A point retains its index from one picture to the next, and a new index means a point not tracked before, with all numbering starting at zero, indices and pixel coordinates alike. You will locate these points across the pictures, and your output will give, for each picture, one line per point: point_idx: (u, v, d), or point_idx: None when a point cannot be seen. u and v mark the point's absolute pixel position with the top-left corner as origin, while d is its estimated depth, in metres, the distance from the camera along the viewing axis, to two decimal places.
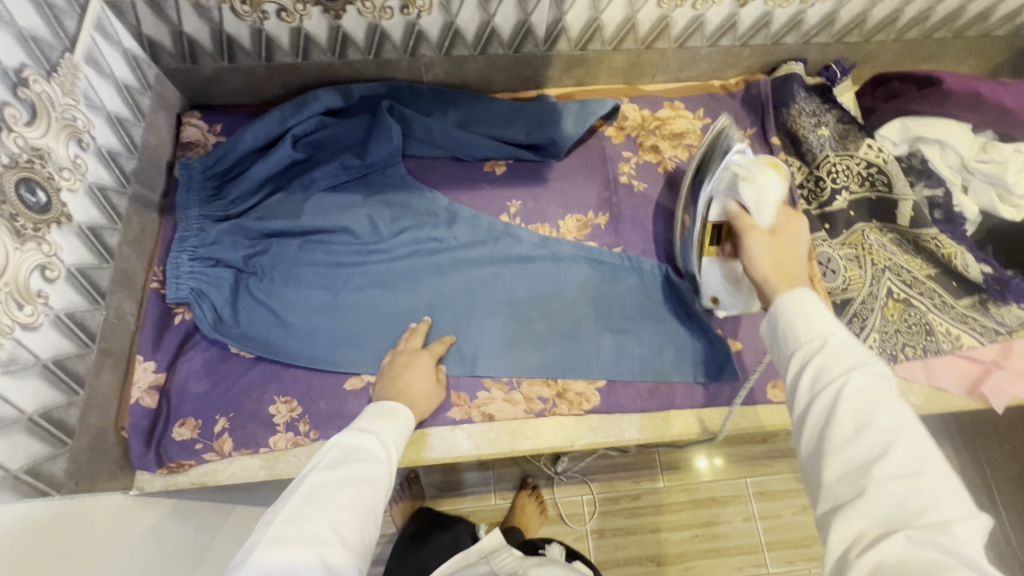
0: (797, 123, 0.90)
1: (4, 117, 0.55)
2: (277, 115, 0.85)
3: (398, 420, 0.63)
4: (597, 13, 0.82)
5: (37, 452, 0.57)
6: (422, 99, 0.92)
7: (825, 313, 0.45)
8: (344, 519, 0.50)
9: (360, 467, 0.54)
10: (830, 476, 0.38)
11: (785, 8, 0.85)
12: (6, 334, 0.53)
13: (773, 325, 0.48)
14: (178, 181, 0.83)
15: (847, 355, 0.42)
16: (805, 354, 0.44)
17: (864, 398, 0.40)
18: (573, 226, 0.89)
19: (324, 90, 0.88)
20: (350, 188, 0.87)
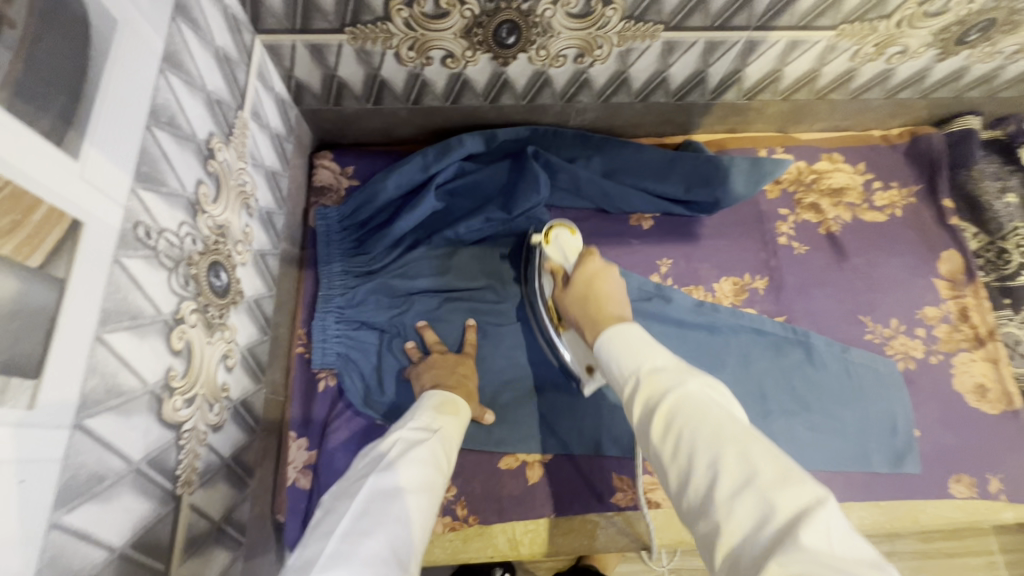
0: (980, 187, 0.84)
1: (198, 197, 0.49)
2: (420, 161, 0.79)
3: (458, 416, 0.59)
4: (781, 66, 0.74)
5: (222, 562, 0.52)
6: (567, 144, 0.85)
7: (636, 342, 0.48)
8: (399, 529, 0.44)
9: (418, 468, 0.50)
10: (690, 494, 0.38)
11: (985, 63, 0.76)
12: (203, 442, 0.49)
13: (606, 368, 0.50)
14: (316, 232, 0.78)
15: (661, 380, 0.44)
16: (628, 387, 0.46)
17: (693, 408, 0.40)
18: (729, 289, 0.82)
19: (469, 135, 0.81)
20: (492, 242, 0.82)
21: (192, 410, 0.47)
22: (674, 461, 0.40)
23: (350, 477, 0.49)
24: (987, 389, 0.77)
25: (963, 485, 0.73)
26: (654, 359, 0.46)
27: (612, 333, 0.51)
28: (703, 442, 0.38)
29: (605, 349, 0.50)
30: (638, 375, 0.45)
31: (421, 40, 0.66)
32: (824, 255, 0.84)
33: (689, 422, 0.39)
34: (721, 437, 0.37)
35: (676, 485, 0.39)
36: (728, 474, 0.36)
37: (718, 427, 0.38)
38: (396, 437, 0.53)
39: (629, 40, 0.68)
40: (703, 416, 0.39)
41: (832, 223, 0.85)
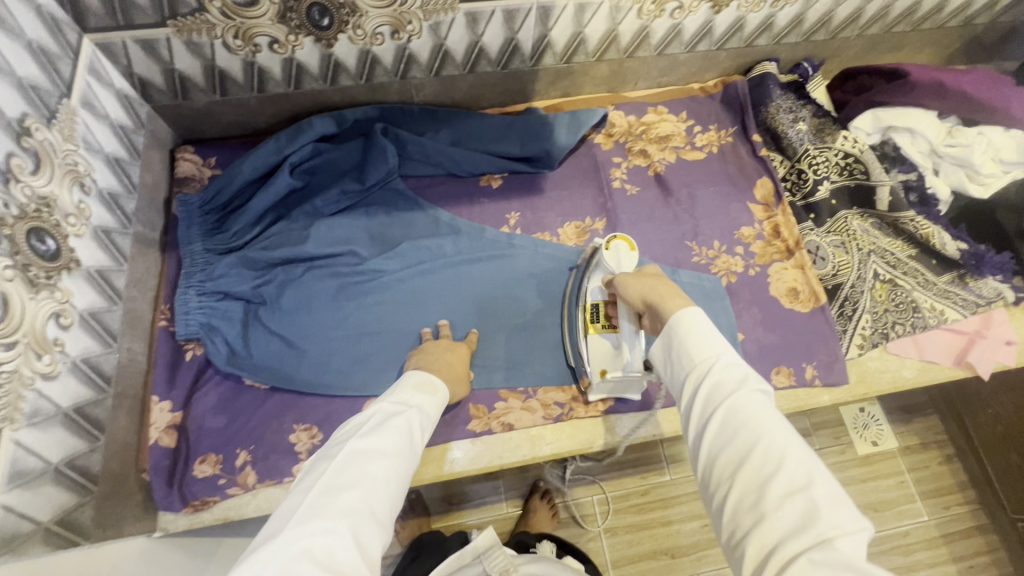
0: (776, 119, 0.95)
1: (11, 167, 0.55)
2: (273, 145, 0.86)
3: (436, 396, 0.67)
4: (580, 28, 0.85)
5: (64, 502, 0.57)
6: (415, 119, 0.93)
7: (710, 339, 0.54)
8: (377, 490, 0.51)
9: (395, 436, 0.56)
10: (733, 480, 0.45)
11: (756, 12, 0.89)
12: (29, 386, 0.53)
13: (672, 347, 0.57)
14: (178, 218, 0.83)
15: (735, 385, 0.50)
16: (698, 379, 0.53)
17: (758, 412, 0.47)
18: (572, 233, 0.91)
19: (319, 117, 0.88)
20: (350, 212, 0.88)
21: (14, 354, 0.52)
22: (725, 455, 0.47)
23: (331, 442, 0.55)
24: (798, 290, 0.87)
25: (783, 375, 0.83)
26: (725, 358, 0.53)
27: (680, 315, 0.58)
28: (764, 446, 0.45)
29: (677, 328, 0.57)
30: (708, 369, 0.53)
31: (242, 28, 0.73)
32: (653, 193, 0.94)
33: (742, 426, 0.47)
34: (786, 449, 0.45)
35: (717, 470, 0.47)
36: (785, 477, 0.43)
37: (781, 432, 0.46)
38: (376, 408, 0.60)
39: (433, 14, 0.77)
40: (767, 429, 0.46)
41: (658, 165, 0.95)
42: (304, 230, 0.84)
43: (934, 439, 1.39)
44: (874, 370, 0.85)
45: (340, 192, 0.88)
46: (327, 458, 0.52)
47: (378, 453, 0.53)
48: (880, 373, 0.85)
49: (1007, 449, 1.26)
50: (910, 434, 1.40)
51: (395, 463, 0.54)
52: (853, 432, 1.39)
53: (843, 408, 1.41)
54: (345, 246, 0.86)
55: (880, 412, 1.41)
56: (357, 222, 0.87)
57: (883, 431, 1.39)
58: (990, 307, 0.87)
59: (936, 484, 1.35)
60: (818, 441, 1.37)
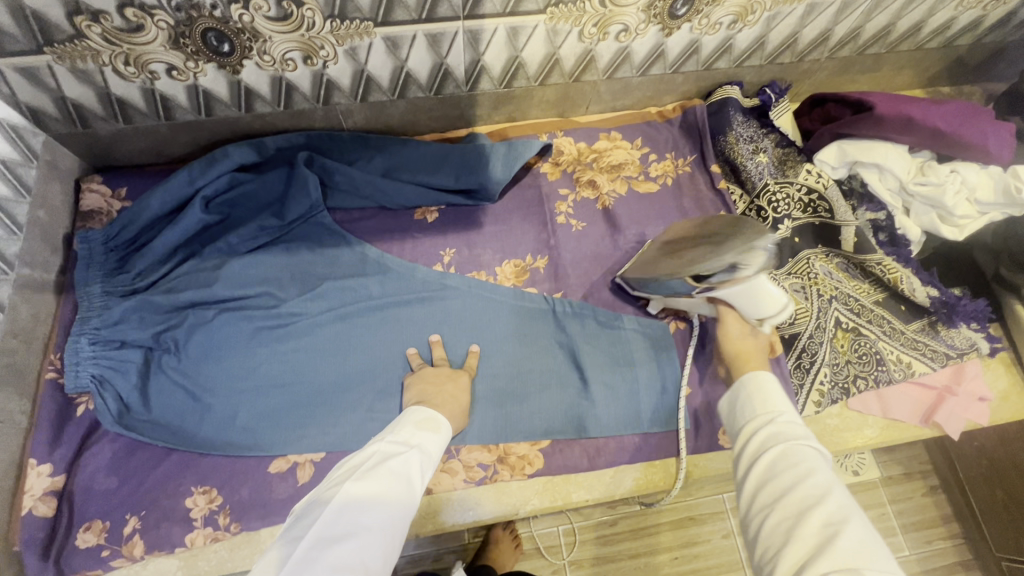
0: (735, 150, 0.87)
1: None
2: (184, 176, 0.79)
3: (439, 434, 0.63)
4: (516, 52, 0.78)
5: None
6: (343, 147, 0.86)
7: (773, 394, 0.58)
8: (371, 539, 0.47)
9: (391, 482, 0.53)
10: (778, 521, 0.47)
11: (712, 34, 0.81)
12: None
13: (740, 397, 0.61)
14: (78, 257, 0.77)
15: (791, 434, 0.53)
16: (755, 425, 0.57)
17: (815, 462, 0.50)
18: (511, 272, 0.84)
19: (236, 146, 0.82)
20: (269, 249, 0.82)
21: None
22: (766, 491, 0.50)
23: (328, 482, 0.52)
24: None
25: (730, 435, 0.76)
26: (786, 411, 0.56)
27: (754, 372, 0.62)
28: (805, 484, 0.48)
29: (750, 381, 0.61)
30: (770, 419, 0.56)
31: (132, 55, 0.67)
32: (601, 229, 0.86)
33: (789, 466, 0.50)
34: (829, 492, 0.47)
35: (758, 504, 0.50)
36: (841, 532, 0.43)
37: (842, 494, 0.46)
38: (373, 448, 0.57)
39: (347, 39, 0.70)
40: (812, 469, 0.49)
41: (607, 198, 0.88)
42: (215, 271, 0.78)
43: (918, 469, 1.33)
44: (833, 428, 0.78)
45: (257, 228, 0.81)
46: (319, 505, 0.49)
47: (371, 499, 0.50)
48: (839, 432, 0.78)
49: (993, 483, 1.16)
50: (893, 464, 1.33)
51: (389, 511, 0.50)
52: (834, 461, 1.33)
53: None
54: (260, 287, 0.79)
55: None
56: (276, 261, 0.81)
57: (866, 461, 1.33)
58: (962, 359, 0.80)
59: (919, 518, 1.29)
60: None
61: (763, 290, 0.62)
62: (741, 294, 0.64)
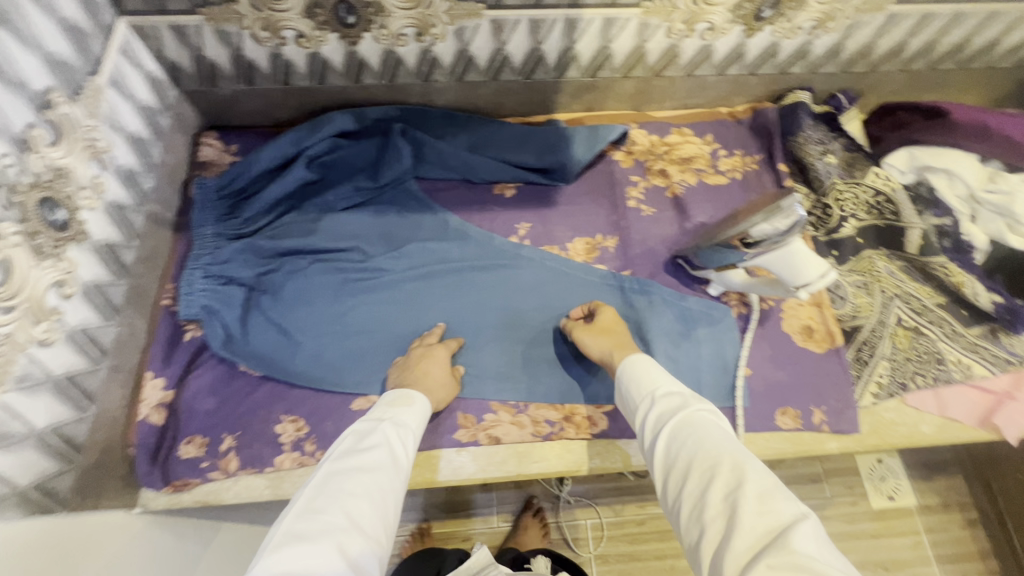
0: (804, 150, 0.91)
1: (30, 137, 0.56)
2: (292, 137, 0.87)
3: (413, 405, 0.65)
4: (607, 43, 0.84)
5: (46, 469, 0.57)
6: (434, 124, 0.93)
7: (650, 372, 0.63)
8: (356, 499, 0.50)
9: (376, 453, 0.55)
10: (690, 507, 0.49)
11: (792, 39, 0.86)
12: (23, 350, 0.54)
13: (625, 390, 0.64)
14: (193, 201, 0.84)
15: (680, 410, 0.56)
16: (648, 408, 0.59)
17: (701, 430, 0.52)
18: (581, 249, 0.89)
19: (340, 113, 0.89)
20: (359, 209, 0.88)
21: (11, 317, 0.53)
22: (672, 482, 0.52)
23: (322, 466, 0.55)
24: (813, 330, 0.83)
25: (788, 416, 0.79)
26: (663, 386, 0.60)
27: (630, 361, 0.66)
28: (698, 461, 0.50)
29: (627, 372, 0.65)
30: (651, 400, 0.60)
31: (271, 20, 0.75)
32: (670, 216, 0.91)
33: (682, 445, 0.53)
34: (720, 455, 0.49)
35: (670, 496, 0.52)
36: (745, 501, 0.45)
37: (729, 452, 0.49)
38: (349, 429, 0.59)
39: (459, 19, 0.77)
40: (700, 441, 0.51)
41: (678, 186, 0.92)
42: (314, 223, 0.85)
43: (957, 500, 1.33)
44: (889, 422, 0.80)
45: (352, 188, 0.89)
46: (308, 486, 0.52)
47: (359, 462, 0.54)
48: (894, 426, 0.80)
49: None
50: (931, 493, 1.33)
51: (375, 476, 0.53)
52: (869, 483, 1.32)
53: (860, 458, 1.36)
54: (352, 242, 0.85)
55: (900, 466, 1.35)
56: (367, 220, 0.88)
57: (903, 486, 1.33)
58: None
59: (956, 551, 1.28)
60: (829, 489, 1.33)
61: (801, 253, 0.65)
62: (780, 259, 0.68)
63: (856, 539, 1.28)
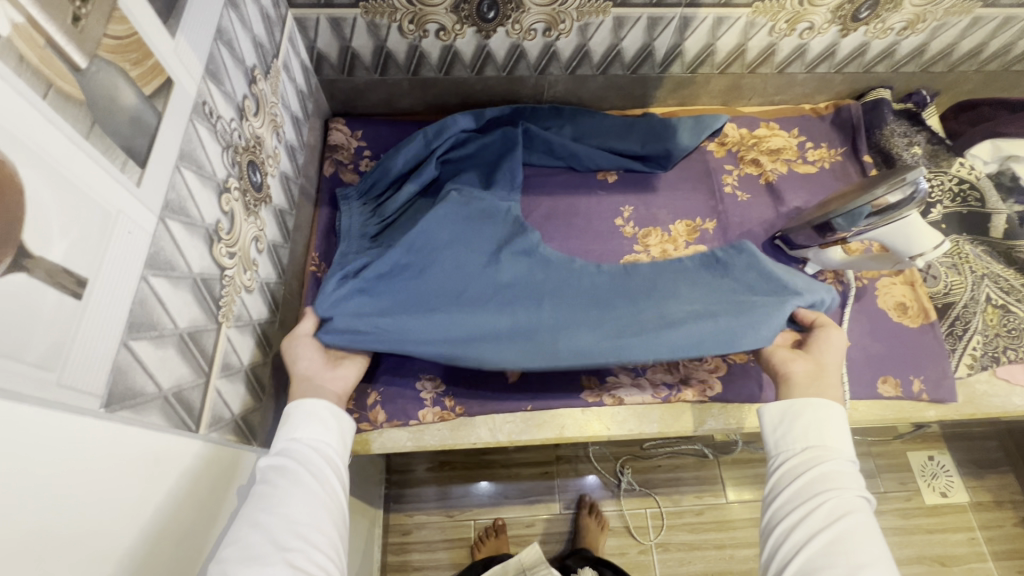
0: (890, 141, 0.99)
1: (243, 107, 0.64)
2: (423, 138, 0.91)
3: (296, 420, 0.62)
4: (713, 40, 0.91)
5: (247, 403, 0.63)
6: (541, 116, 0.99)
7: (833, 434, 0.63)
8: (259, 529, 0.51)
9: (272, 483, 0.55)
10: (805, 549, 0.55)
11: (882, 39, 0.93)
12: (239, 293, 0.61)
13: (789, 425, 0.65)
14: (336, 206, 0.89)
15: (840, 477, 0.60)
16: (802, 459, 0.63)
17: (846, 509, 0.57)
18: (683, 230, 0.95)
19: (460, 115, 0.95)
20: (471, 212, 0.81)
21: (233, 262, 0.60)
22: (803, 527, 0.57)
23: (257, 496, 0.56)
24: (907, 306, 0.88)
25: (889, 385, 0.84)
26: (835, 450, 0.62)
27: (824, 407, 0.65)
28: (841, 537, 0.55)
29: (798, 412, 0.65)
30: (817, 456, 0.62)
31: (419, 14, 0.83)
32: (764, 200, 0.97)
33: (827, 509, 0.57)
34: (859, 536, 0.55)
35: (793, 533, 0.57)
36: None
37: (868, 547, 0.54)
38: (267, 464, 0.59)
39: (586, 15, 0.85)
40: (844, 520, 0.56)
41: (771, 174, 0.99)
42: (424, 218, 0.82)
43: (1010, 499, 1.39)
44: (982, 393, 0.84)
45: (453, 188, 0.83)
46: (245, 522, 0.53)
47: (269, 493, 0.54)
48: (988, 397, 0.84)
49: None
50: (983, 491, 1.40)
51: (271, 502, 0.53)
52: (921, 481, 1.40)
53: (912, 455, 1.43)
54: (450, 245, 0.77)
55: (951, 464, 1.42)
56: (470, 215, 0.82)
57: (955, 483, 1.40)
58: None
59: (1010, 547, 1.35)
60: (883, 483, 1.39)
61: (918, 225, 0.72)
62: (895, 233, 0.73)
63: (911, 535, 1.35)
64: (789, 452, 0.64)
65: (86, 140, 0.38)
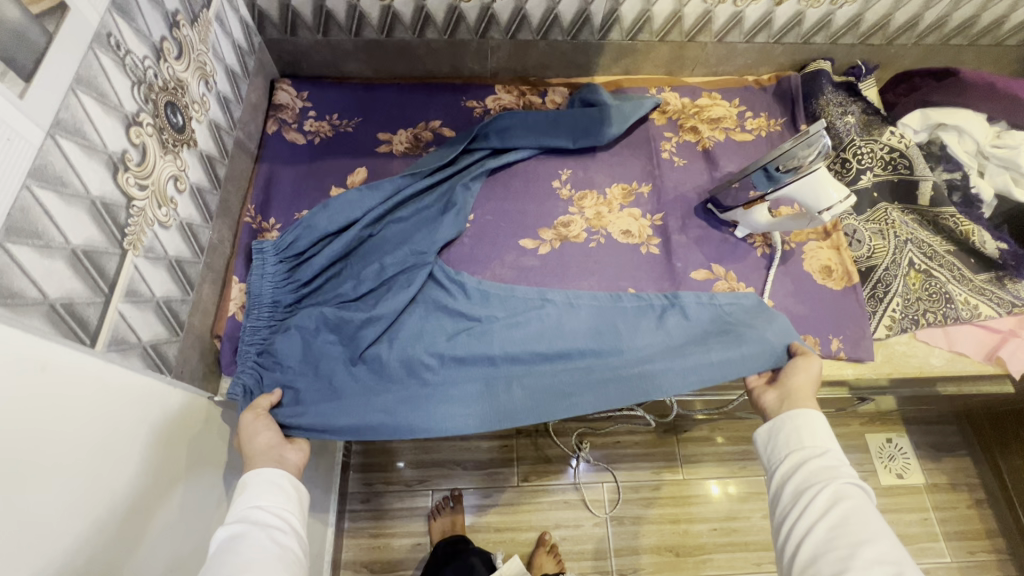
0: (825, 111, 1.01)
1: (162, 49, 0.66)
2: (354, 199, 0.87)
3: (248, 490, 0.63)
4: (648, 6, 0.93)
5: (159, 333, 0.65)
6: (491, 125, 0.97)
7: (818, 432, 0.65)
8: None
9: (234, 560, 0.56)
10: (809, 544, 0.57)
11: (816, 8, 0.95)
12: (151, 225, 0.63)
13: (778, 434, 0.68)
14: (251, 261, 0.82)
15: (830, 470, 0.62)
16: (794, 460, 0.65)
17: (842, 496, 0.59)
18: (618, 194, 0.97)
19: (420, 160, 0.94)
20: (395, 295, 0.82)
21: (145, 196, 0.62)
22: (805, 524, 0.59)
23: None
24: (831, 269, 0.90)
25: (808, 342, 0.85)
26: (824, 445, 0.64)
27: (801, 412, 0.67)
28: (842, 525, 0.57)
29: (785, 422, 0.67)
30: (810, 456, 0.64)
31: None
32: (700, 167, 0.99)
33: (825, 502, 0.59)
34: (858, 517, 0.57)
35: (798, 532, 0.59)
36: (871, 563, 0.53)
37: (866, 527, 0.56)
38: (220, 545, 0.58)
39: None
40: (842, 506, 0.58)
41: (708, 141, 1.01)
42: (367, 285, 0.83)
43: (964, 481, 1.41)
44: (900, 353, 0.86)
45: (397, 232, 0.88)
46: None
47: (239, 562, 0.56)
48: (906, 357, 0.86)
49: None
50: (939, 472, 1.42)
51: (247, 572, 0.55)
52: (879, 462, 1.42)
53: (871, 437, 1.44)
54: (402, 310, 0.81)
55: (909, 446, 1.44)
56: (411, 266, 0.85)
57: (911, 465, 1.42)
58: None
59: (963, 528, 1.36)
60: None
61: (822, 180, 0.74)
62: (802, 189, 0.76)
63: None
64: (780, 461, 0.67)
65: None
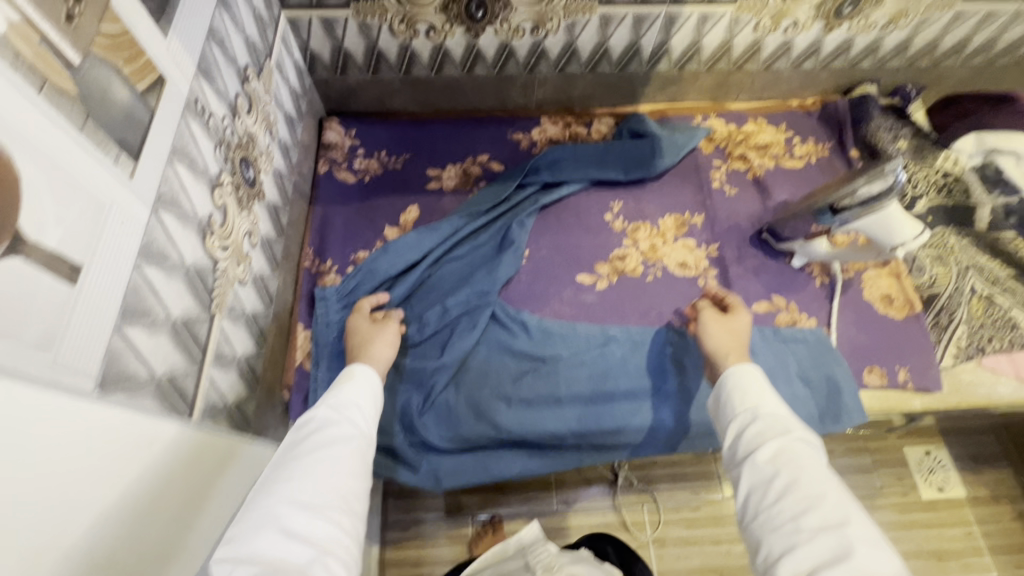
0: (876, 136, 1.00)
1: (236, 105, 0.66)
2: (412, 240, 0.87)
3: (355, 380, 0.62)
4: (699, 37, 0.93)
5: (240, 392, 0.65)
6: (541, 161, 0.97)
7: (753, 387, 0.61)
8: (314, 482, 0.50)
9: (332, 445, 0.53)
10: (766, 517, 0.51)
11: (865, 34, 0.95)
12: (232, 285, 0.62)
13: (721, 397, 0.63)
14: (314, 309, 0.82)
15: (775, 424, 0.56)
16: (738, 422, 0.59)
17: (786, 453, 0.53)
18: (671, 225, 0.96)
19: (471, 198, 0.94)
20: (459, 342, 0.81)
21: (226, 256, 0.61)
22: (755, 494, 0.53)
23: (294, 445, 0.53)
24: (893, 298, 0.89)
25: (875, 374, 0.85)
26: (763, 403, 0.59)
27: (736, 368, 0.63)
28: (792, 484, 0.51)
29: (729, 381, 0.63)
30: (752, 415, 0.58)
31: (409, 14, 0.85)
32: (751, 195, 0.98)
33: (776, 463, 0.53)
34: (808, 472, 0.52)
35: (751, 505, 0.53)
36: (820, 522, 0.48)
37: (817, 480, 0.51)
38: (312, 416, 0.56)
39: (573, 14, 0.87)
40: (792, 463, 0.52)
41: (758, 169, 1.00)
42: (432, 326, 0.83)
43: (1005, 492, 1.35)
44: (967, 383, 0.85)
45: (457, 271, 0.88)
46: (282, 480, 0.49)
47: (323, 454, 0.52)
48: (974, 386, 0.85)
49: None
50: (980, 485, 1.36)
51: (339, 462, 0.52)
52: (918, 475, 1.36)
53: (909, 449, 1.38)
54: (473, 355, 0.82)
55: (948, 459, 1.38)
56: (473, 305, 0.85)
57: (951, 477, 1.36)
58: None
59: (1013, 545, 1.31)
60: (880, 479, 1.34)
61: (897, 217, 0.73)
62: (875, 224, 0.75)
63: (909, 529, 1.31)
64: (722, 432, 0.61)
65: (80, 132, 0.40)
